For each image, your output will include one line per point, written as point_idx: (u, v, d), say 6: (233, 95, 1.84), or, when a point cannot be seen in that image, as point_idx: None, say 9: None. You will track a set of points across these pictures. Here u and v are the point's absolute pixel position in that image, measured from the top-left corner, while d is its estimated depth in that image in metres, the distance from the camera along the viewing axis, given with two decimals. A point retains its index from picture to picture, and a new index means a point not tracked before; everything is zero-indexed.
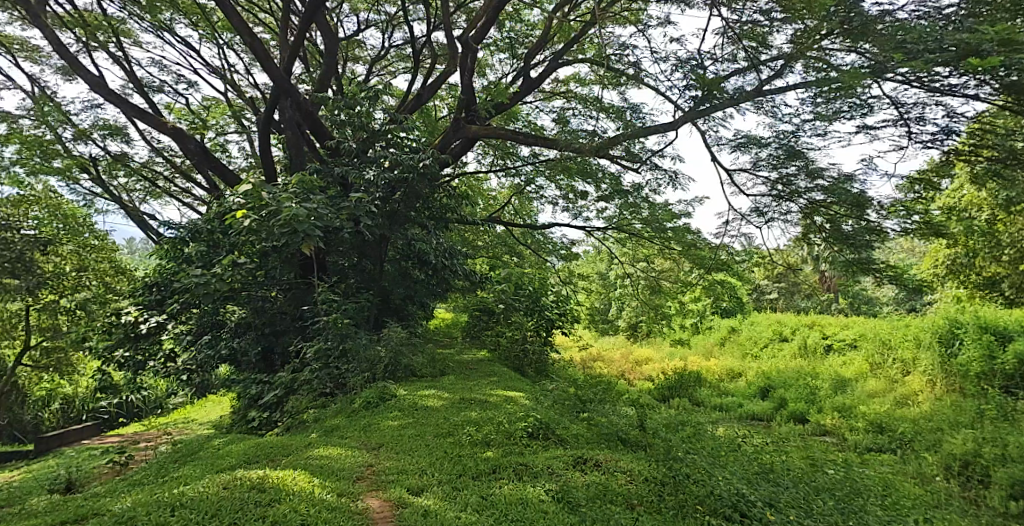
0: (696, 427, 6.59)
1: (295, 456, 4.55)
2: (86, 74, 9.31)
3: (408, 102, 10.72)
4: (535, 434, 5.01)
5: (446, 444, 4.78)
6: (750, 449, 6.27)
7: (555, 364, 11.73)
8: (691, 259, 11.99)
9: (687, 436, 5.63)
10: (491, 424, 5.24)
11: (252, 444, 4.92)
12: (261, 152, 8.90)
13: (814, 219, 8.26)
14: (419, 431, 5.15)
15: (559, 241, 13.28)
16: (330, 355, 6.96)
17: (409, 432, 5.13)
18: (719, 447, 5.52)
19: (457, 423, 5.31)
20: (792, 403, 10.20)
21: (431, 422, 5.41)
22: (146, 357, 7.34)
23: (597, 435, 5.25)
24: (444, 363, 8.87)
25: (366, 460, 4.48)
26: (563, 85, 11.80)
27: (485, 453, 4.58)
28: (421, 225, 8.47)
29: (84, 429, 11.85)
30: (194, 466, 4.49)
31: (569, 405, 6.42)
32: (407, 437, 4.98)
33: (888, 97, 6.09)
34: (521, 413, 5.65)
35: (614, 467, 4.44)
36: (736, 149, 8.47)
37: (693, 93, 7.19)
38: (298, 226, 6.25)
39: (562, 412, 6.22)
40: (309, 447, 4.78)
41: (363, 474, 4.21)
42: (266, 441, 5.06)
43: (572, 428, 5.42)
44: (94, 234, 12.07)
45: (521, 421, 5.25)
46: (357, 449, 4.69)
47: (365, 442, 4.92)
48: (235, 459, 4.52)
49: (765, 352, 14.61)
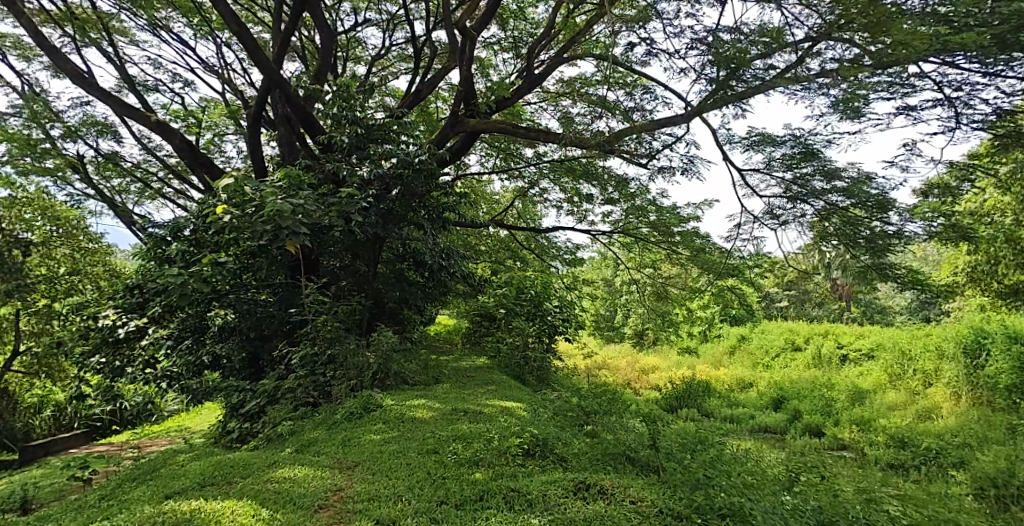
0: (712, 444, 6.18)
1: (254, 478, 4.12)
2: (74, 70, 8.97)
3: (407, 99, 10.35)
4: (531, 452, 4.60)
5: (430, 463, 4.36)
6: (770, 469, 5.84)
7: (559, 372, 11.31)
8: (699, 264, 11.58)
9: (704, 451, 5.22)
10: (481, 439, 4.83)
11: (212, 463, 4.52)
12: (249, 148, 8.56)
13: (829, 223, 7.83)
14: (402, 447, 4.73)
15: (564, 245, 12.95)
16: (318, 361, 6.61)
17: (390, 448, 4.71)
18: (738, 468, 5.10)
19: (444, 439, 4.89)
20: (806, 415, 9.74)
21: (417, 437, 4.99)
22: (124, 363, 6.98)
23: (603, 454, 4.81)
24: (441, 370, 8.49)
25: (336, 483, 4.06)
26: (567, 85, 11.44)
27: (473, 476, 4.15)
28: (417, 225, 8.11)
29: (74, 437, 11.52)
30: (143, 488, 4.10)
31: (572, 417, 6.01)
32: (388, 455, 4.56)
33: (925, 80, 5.64)
34: (517, 427, 5.24)
35: (621, 496, 3.99)
36: (749, 148, 8.10)
37: (711, 75, 6.77)
38: (283, 222, 5.95)
39: (564, 424, 5.83)
40: (273, 466, 4.35)
41: (327, 502, 3.79)
42: (229, 459, 4.65)
43: (574, 445, 4.98)
44: (89, 236, 11.75)
45: (515, 437, 4.82)
46: (326, 470, 4.27)
47: (339, 461, 4.50)
48: (188, 482, 4.12)
49: (776, 362, 14.12)
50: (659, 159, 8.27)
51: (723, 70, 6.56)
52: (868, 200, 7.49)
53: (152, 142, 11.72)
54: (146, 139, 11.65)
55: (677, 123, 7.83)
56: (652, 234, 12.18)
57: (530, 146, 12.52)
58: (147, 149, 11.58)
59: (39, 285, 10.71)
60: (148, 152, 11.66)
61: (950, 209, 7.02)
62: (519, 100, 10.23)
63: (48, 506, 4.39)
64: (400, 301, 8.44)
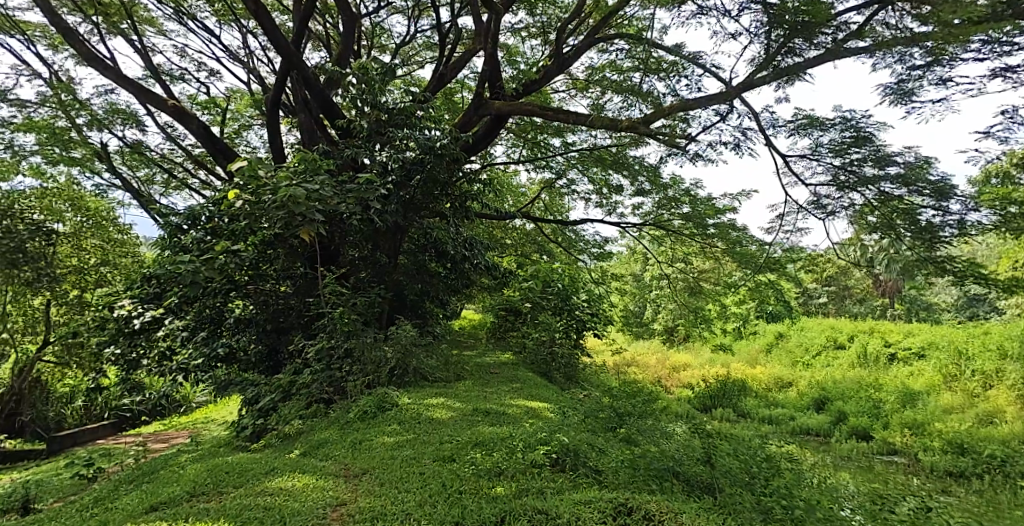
0: (760, 453, 5.72)
1: (249, 488, 3.84)
2: (93, 56, 8.80)
3: (430, 85, 10.00)
4: (559, 463, 4.22)
5: (446, 473, 4.01)
6: (824, 481, 5.39)
7: (588, 369, 10.91)
8: (735, 258, 11.04)
9: (753, 458, 4.79)
10: (503, 446, 4.47)
11: (210, 466, 4.28)
12: (267, 133, 8.36)
13: (877, 214, 7.26)
14: (417, 452, 4.40)
15: (592, 239, 12.65)
16: (334, 355, 6.34)
17: (403, 454, 4.38)
18: (794, 482, 4.64)
19: (462, 444, 4.54)
20: (852, 417, 9.19)
21: (433, 441, 4.65)
22: (139, 355, 6.78)
23: (644, 469, 4.37)
24: (463, 366, 8.16)
25: (337, 496, 3.74)
26: (598, 71, 10.98)
27: (493, 491, 3.79)
28: (439, 214, 7.77)
29: (101, 427, 11.46)
30: (133, 495, 3.86)
31: (604, 421, 5.61)
32: (400, 462, 4.23)
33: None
34: (545, 431, 4.86)
35: (665, 522, 3.56)
36: (794, 133, 7.58)
37: (770, 37, 6.23)
38: (297, 208, 5.69)
39: (596, 427, 5.44)
40: (271, 474, 4.06)
41: (326, 521, 3.46)
42: (229, 461, 4.40)
43: (607, 456, 4.57)
44: (119, 228, 11.76)
45: (542, 446, 4.43)
46: (329, 481, 3.95)
47: (347, 469, 4.19)
48: (178, 490, 3.86)
49: (817, 360, 13.44)
50: (698, 141, 7.75)
51: (784, 31, 6.04)
52: (925, 186, 6.90)
53: (176, 131, 11.62)
54: (169, 128, 11.54)
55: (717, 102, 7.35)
56: (686, 226, 11.64)
57: (558, 135, 12.10)
58: (171, 139, 11.48)
59: (69, 275, 10.69)
60: (173, 142, 11.55)
61: (1020, 198, 6.39)
62: (547, 83, 9.78)
63: (48, 506, 4.19)
64: (421, 293, 8.13)
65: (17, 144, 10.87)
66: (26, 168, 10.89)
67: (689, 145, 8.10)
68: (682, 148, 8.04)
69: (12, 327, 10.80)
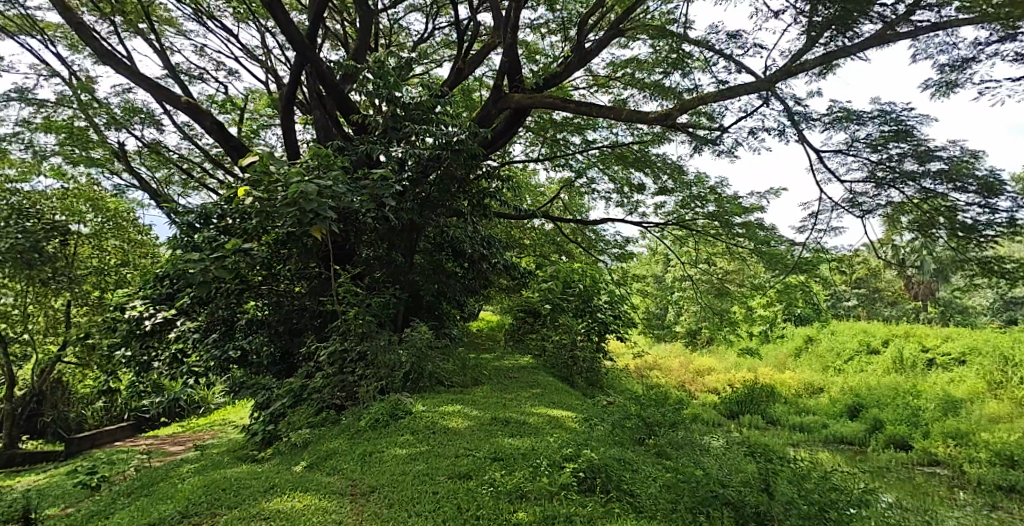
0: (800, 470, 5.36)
1: (246, 509, 3.65)
2: (109, 55, 8.72)
3: (448, 80, 9.76)
4: (587, 485, 3.92)
5: (461, 494, 3.74)
6: (874, 498, 5.05)
7: (610, 373, 10.60)
8: (762, 259, 10.64)
9: (802, 477, 4.45)
10: (526, 462, 4.21)
11: (209, 482, 4.13)
12: (282, 129, 8.22)
13: (916, 214, 6.83)
14: (429, 467, 4.14)
15: (612, 239, 12.43)
16: (346, 358, 6.14)
17: (415, 469, 4.13)
18: (844, 507, 4.28)
19: (482, 459, 4.27)
20: (889, 425, 8.78)
21: (448, 454, 4.38)
22: (150, 357, 6.61)
23: (686, 494, 4.05)
24: (481, 370, 7.91)
25: (340, 519, 3.51)
26: (621, 66, 10.68)
27: (514, 517, 3.50)
28: (456, 213, 7.53)
29: (120, 429, 11.44)
30: (127, 516, 3.72)
31: (632, 432, 5.34)
32: (412, 479, 3.98)
33: None
34: (571, 446, 4.55)
35: None
36: (828, 126, 7.20)
37: (816, 17, 5.92)
38: (308, 205, 5.49)
39: (624, 440, 5.16)
40: (271, 492, 3.86)
41: None
42: (228, 476, 4.25)
43: (639, 477, 4.27)
44: (139, 229, 11.81)
45: (568, 463, 4.15)
46: (333, 501, 3.72)
47: (355, 487, 3.94)
48: (169, 510, 3.72)
49: (850, 365, 12.92)
50: (728, 135, 7.41)
51: (832, 11, 5.74)
52: (971, 183, 6.43)
53: (193, 131, 11.55)
54: (186, 127, 11.48)
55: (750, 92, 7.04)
56: (713, 225, 11.25)
57: (579, 132, 11.80)
58: (189, 139, 11.40)
59: (89, 276, 10.66)
60: (190, 142, 11.48)
61: None
62: (567, 78, 9.50)
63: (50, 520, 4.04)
64: (437, 294, 7.88)
65: (38, 144, 10.79)
66: (47, 169, 10.89)
67: (720, 140, 7.77)
68: (712, 141, 7.69)
69: (34, 329, 10.81)
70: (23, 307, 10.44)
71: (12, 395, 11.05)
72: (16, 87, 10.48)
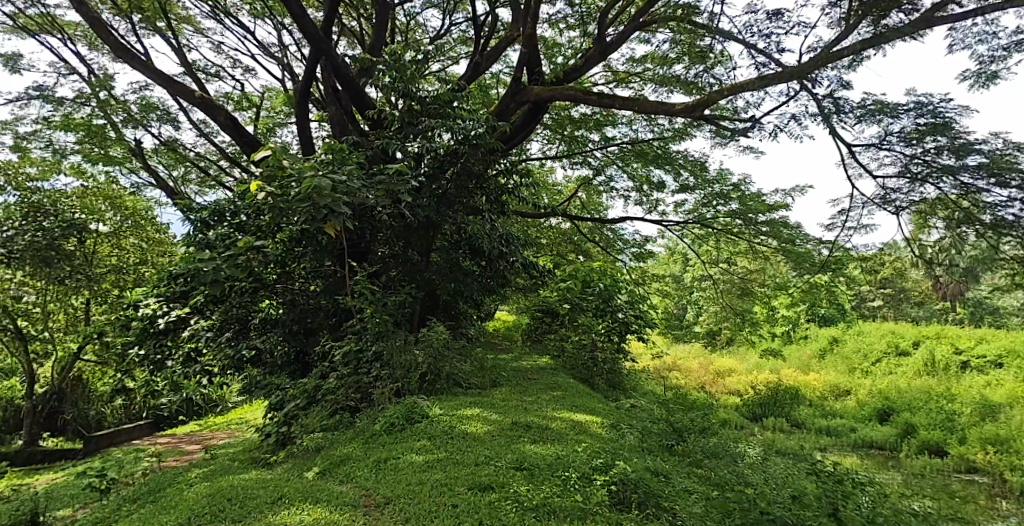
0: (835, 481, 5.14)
1: (253, 521, 3.50)
2: (125, 52, 8.67)
3: (466, 73, 9.58)
4: (621, 500, 3.74)
5: (484, 507, 3.57)
6: (918, 512, 4.81)
7: (631, 374, 10.39)
8: (788, 258, 10.34)
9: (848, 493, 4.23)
10: (550, 473, 4.02)
11: (215, 490, 4.01)
12: (296, 124, 8.13)
13: (952, 209, 6.50)
14: (448, 477, 3.97)
15: (632, 238, 12.22)
16: (362, 358, 6.00)
17: (432, 478, 3.96)
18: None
19: (504, 468, 4.09)
20: (922, 429, 8.48)
21: (467, 462, 4.21)
22: (163, 356, 6.53)
23: (725, 511, 3.86)
24: (499, 372, 7.74)
25: None
26: (642, 61, 10.48)
27: None
28: (474, 210, 7.36)
29: (137, 428, 11.42)
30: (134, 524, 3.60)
31: (661, 439, 5.25)
32: (429, 489, 3.81)
33: None
34: (600, 455, 4.36)
35: None
36: (860, 119, 6.92)
37: None
38: (322, 200, 5.35)
39: (652, 450, 4.95)
40: (281, 503, 3.72)
41: None
42: (237, 484, 4.12)
43: (674, 490, 4.09)
44: (157, 228, 11.70)
45: (599, 475, 3.97)
46: (345, 514, 3.55)
47: (369, 498, 3.79)
48: (173, 520, 3.59)
49: (877, 367, 12.55)
50: (758, 127, 7.12)
51: None
52: (1013, 177, 6.11)
53: (209, 128, 11.50)
54: (203, 125, 11.44)
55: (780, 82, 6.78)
56: (735, 224, 10.96)
57: (598, 128, 11.58)
58: (205, 136, 11.37)
59: (108, 274, 10.62)
60: (206, 139, 11.44)
61: None
62: (587, 71, 9.27)
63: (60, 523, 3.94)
64: (454, 293, 7.72)
65: (58, 144, 10.88)
66: (68, 168, 10.95)
67: (749, 132, 7.48)
68: (741, 133, 7.41)
69: (55, 327, 10.85)
70: (44, 306, 10.46)
71: (32, 392, 11.08)
72: (36, 86, 10.54)
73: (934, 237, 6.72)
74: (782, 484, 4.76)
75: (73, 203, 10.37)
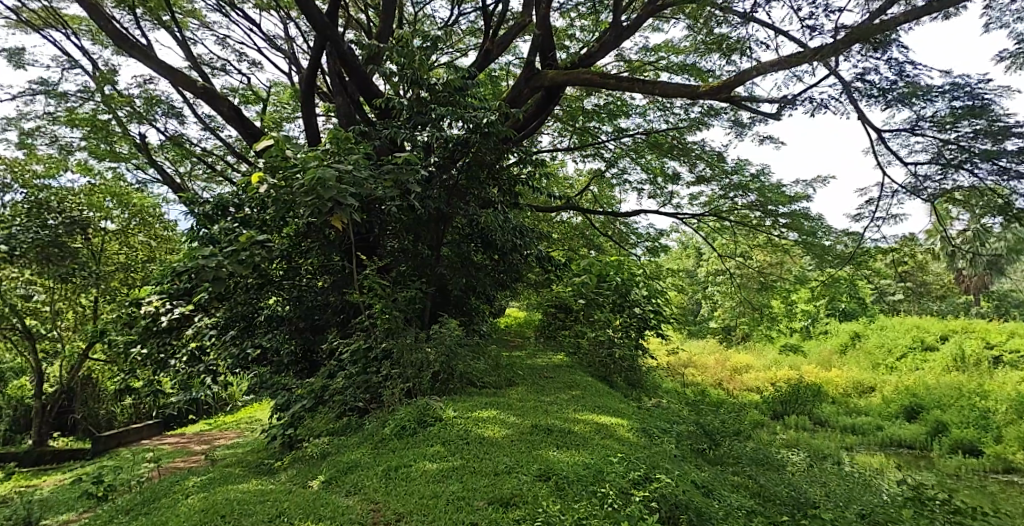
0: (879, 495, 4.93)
1: None
2: (125, 43, 8.47)
3: (477, 60, 9.33)
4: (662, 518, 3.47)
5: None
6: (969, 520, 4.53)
7: (648, 372, 10.12)
8: (809, 252, 9.99)
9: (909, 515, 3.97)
10: (581, 485, 3.76)
11: (215, 503, 3.77)
12: (302, 114, 7.92)
13: (986, 197, 6.13)
14: (464, 489, 3.71)
15: (645, 231, 11.93)
16: (371, 357, 5.77)
17: (447, 491, 3.70)
18: None
19: (528, 481, 3.82)
20: (954, 428, 8.17)
21: (486, 472, 3.96)
22: (167, 355, 6.33)
23: None
24: (513, 370, 7.49)
25: None
26: (656, 50, 10.11)
27: None
28: (486, 201, 7.10)
29: (145, 427, 11.26)
30: None
31: (692, 442, 5.12)
32: (445, 504, 3.55)
33: None
34: (635, 466, 4.09)
35: None
36: (889, 102, 6.58)
37: None
38: (327, 192, 5.12)
39: (687, 459, 4.70)
40: (282, 519, 3.48)
41: None
42: (237, 497, 3.88)
43: (717, 505, 3.81)
44: (164, 224, 11.55)
45: (636, 489, 3.71)
46: None
47: (378, 514, 3.53)
48: None
49: (903, 363, 12.18)
50: (785, 108, 6.80)
51: None
52: None
53: (214, 122, 11.29)
54: (208, 119, 11.24)
55: (808, 61, 6.46)
56: (754, 215, 10.61)
57: (611, 119, 11.27)
58: (211, 130, 11.18)
59: (116, 272, 10.48)
60: (212, 133, 11.22)
61: None
62: (601, 58, 8.97)
63: None
64: (466, 289, 7.46)
65: (63, 140, 10.72)
66: (75, 165, 10.72)
67: (778, 113, 7.16)
68: (769, 115, 7.09)
69: (64, 325, 10.72)
70: (53, 304, 10.34)
71: (40, 392, 10.96)
72: (41, 80, 10.36)
73: (958, 228, 6.47)
74: (834, 496, 4.64)
75: (80, 199, 10.16)
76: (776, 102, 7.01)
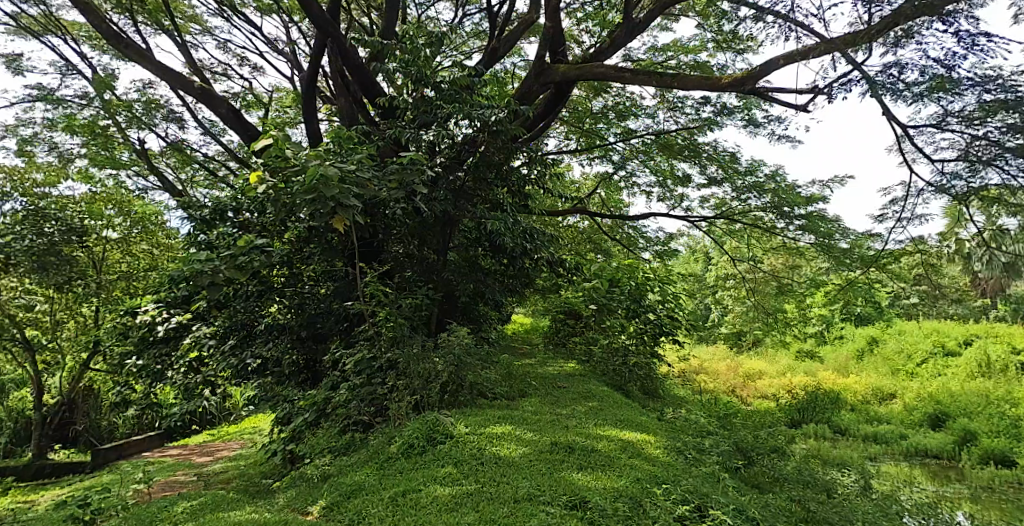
0: (925, 522, 4.68)
1: None
2: (122, 46, 8.28)
3: (483, 57, 9.11)
4: None
5: None
6: None
7: (662, 379, 9.83)
8: (827, 255, 9.68)
9: None
10: (617, 522, 3.46)
11: None
12: (303, 114, 7.71)
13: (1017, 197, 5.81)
14: (482, 521, 3.42)
15: (654, 235, 11.63)
16: (375, 367, 5.51)
17: (464, 522, 3.42)
18: None
19: (555, 514, 3.51)
20: (983, 437, 7.88)
21: (505, 500, 3.67)
22: (164, 366, 6.07)
23: None
24: (525, 379, 7.21)
25: None
26: (665, 50, 9.85)
27: None
28: (494, 204, 6.85)
29: (146, 439, 11.01)
30: None
31: (725, 461, 4.87)
32: None
33: None
34: (671, 497, 3.78)
35: None
36: (915, 96, 6.28)
37: None
38: (330, 194, 4.88)
39: (723, 482, 4.41)
40: None
41: None
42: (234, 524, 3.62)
43: None
44: (167, 232, 11.38)
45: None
46: None
47: None
48: None
49: (924, 369, 11.85)
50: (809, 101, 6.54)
51: None
52: None
53: (215, 127, 11.10)
54: (209, 124, 11.05)
55: (831, 52, 6.19)
56: (768, 218, 10.29)
57: (620, 121, 11.00)
58: (212, 136, 10.97)
59: (117, 281, 10.25)
60: (213, 139, 11.02)
61: None
62: (611, 56, 8.68)
63: None
64: (474, 294, 7.18)
65: (62, 148, 10.53)
66: (75, 173, 10.53)
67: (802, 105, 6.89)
68: (798, 106, 6.75)
69: (65, 335, 10.43)
70: (54, 314, 10.14)
71: (40, 403, 10.72)
72: (38, 86, 10.18)
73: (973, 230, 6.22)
74: (882, 519, 4.40)
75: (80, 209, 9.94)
76: (804, 93, 6.68)
